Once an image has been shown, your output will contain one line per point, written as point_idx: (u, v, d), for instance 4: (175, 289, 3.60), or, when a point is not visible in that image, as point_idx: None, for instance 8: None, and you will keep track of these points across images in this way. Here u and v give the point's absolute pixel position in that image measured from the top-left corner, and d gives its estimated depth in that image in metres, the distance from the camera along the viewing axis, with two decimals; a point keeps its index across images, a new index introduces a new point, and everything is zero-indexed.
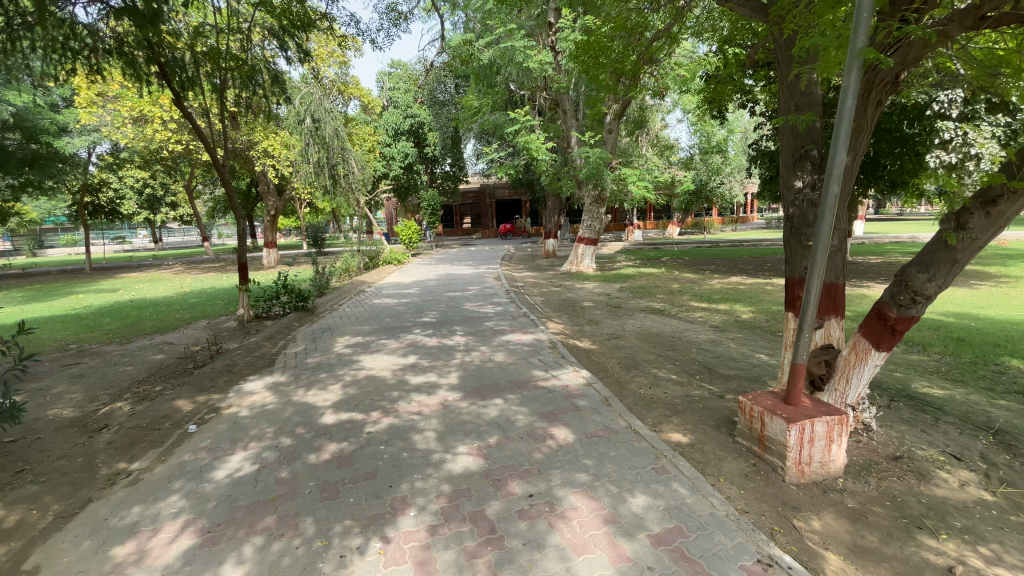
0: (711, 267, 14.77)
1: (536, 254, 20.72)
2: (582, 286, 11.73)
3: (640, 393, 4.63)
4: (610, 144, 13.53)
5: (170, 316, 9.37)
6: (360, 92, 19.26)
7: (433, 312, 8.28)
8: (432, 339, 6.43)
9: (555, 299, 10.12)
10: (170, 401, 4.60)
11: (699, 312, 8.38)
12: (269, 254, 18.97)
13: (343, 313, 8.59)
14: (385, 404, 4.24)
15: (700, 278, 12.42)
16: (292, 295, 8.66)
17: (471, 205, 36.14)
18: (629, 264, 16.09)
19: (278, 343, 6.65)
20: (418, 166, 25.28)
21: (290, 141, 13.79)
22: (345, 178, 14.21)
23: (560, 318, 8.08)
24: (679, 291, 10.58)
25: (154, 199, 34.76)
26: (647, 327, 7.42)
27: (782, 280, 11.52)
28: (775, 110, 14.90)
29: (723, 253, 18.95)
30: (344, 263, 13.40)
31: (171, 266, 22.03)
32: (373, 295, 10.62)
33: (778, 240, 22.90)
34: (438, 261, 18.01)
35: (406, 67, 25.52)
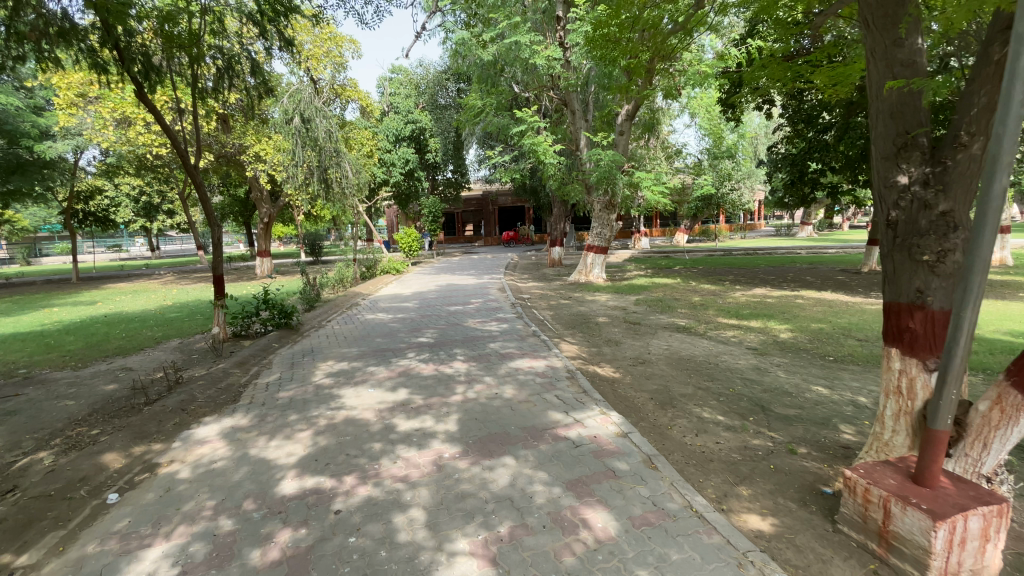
0: (730, 277, 13.85)
1: (542, 263, 19.80)
2: (594, 299, 10.78)
3: (688, 445, 3.65)
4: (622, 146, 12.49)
5: (140, 334, 8.43)
6: (358, 95, 18.45)
7: (430, 331, 7.33)
8: (428, 366, 5.47)
9: (566, 314, 9.17)
10: (98, 455, 3.67)
11: (730, 330, 7.42)
12: (262, 264, 18.12)
13: (331, 331, 7.65)
14: (364, 463, 3.30)
15: (720, 290, 11.46)
16: (275, 311, 7.71)
17: (473, 212, 35.31)
18: (641, 274, 15.14)
19: (249, 371, 5.71)
20: (419, 173, 24.46)
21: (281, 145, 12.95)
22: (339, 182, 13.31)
23: (575, 338, 7.12)
24: (702, 305, 9.63)
25: (150, 206, 34.01)
26: (675, 350, 6.46)
27: (812, 294, 10.54)
28: (796, 109, 14.05)
29: (738, 261, 18.02)
30: (338, 274, 12.49)
31: (162, 276, 21.16)
32: (367, 309, 9.70)
33: (794, 248, 21.92)
34: (439, 271, 17.11)
35: (406, 70, 24.76)
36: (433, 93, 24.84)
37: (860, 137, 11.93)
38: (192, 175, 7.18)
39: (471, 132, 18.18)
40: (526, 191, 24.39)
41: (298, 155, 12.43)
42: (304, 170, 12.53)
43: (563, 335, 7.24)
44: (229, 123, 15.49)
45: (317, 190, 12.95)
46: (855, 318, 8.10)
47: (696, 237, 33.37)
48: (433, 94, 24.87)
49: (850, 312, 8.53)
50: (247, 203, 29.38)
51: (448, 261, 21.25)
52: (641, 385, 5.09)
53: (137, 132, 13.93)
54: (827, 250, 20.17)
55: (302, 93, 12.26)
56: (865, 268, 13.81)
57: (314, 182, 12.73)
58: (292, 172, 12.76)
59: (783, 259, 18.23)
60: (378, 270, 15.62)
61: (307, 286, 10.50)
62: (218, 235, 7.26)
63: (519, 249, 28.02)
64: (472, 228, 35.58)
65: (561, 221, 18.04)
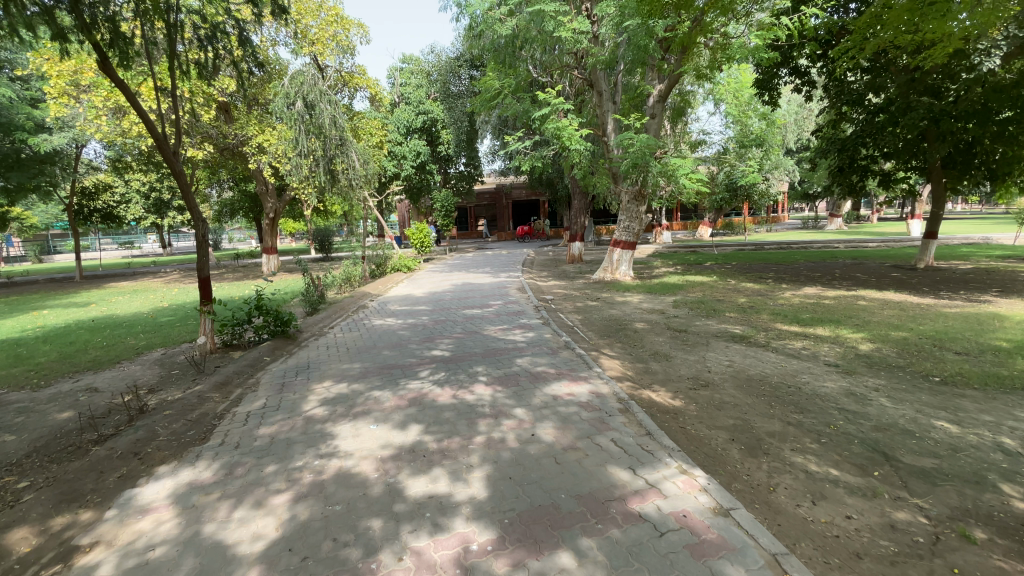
0: (770, 274, 12.68)
1: (560, 259, 18.73)
2: (627, 300, 9.70)
3: (813, 526, 2.59)
4: (654, 131, 11.47)
5: (122, 343, 7.51)
6: (367, 83, 17.45)
7: (445, 341, 6.32)
8: (444, 391, 4.43)
9: (597, 319, 8.10)
10: (5, 531, 2.71)
11: (797, 341, 6.31)
12: (268, 261, 17.30)
13: (333, 341, 6.69)
14: (356, 560, 2.29)
15: (765, 290, 10.31)
16: (267, 317, 6.68)
17: (487, 206, 34.30)
18: (671, 271, 14.02)
19: (231, 395, 4.74)
20: (431, 166, 23.48)
21: (284, 133, 12.03)
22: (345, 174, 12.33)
23: (614, 350, 6.04)
24: (750, 307, 8.50)
25: (160, 202, 33.58)
26: (740, 369, 5.36)
27: (873, 294, 9.37)
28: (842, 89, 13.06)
29: (773, 256, 16.79)
30: (345, 273, 11.55)
31: (168, 273, 20.47)
32: (377, 312, 8.76)
33: (830, 241, 20.61)
34: (453, 268, 16.12)
35: (416, 59, 23.70)
36: (445, 81, 23.69)
37: (922, 118, 10.54)
38: (171, 161, 6.13)
39: (485, 120, 17.12)
40: (543, 184, 23.30)
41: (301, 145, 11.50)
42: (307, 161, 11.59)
43: (600, 346, 6.19)
44: (230, 112, 14.56)
45: (322, 183, 12.01)
46: (939, 325, 6.91)
47: (719, 232, 31.97)
48: (445, 82, 23.66)
49: (931, 318, 7.36)
50: (256, 199, 28.66)
51: (462, 257, 20.28)
52: (712, 420, 4.03)
53: (132, 123, 13.07)
54: (867, 244, 18.80)
55: (303, 74, 11.28)
56: (922, 263, 12.57)
57: (318, 173, 11.77)
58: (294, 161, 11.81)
59: (821, 254, 16.93)
60: (388, 268, 14.67)
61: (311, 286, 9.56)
62: (203, 231, 6.28)
63: (535, 244, 26.98)
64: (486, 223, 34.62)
65: (583, 214, 16.91)
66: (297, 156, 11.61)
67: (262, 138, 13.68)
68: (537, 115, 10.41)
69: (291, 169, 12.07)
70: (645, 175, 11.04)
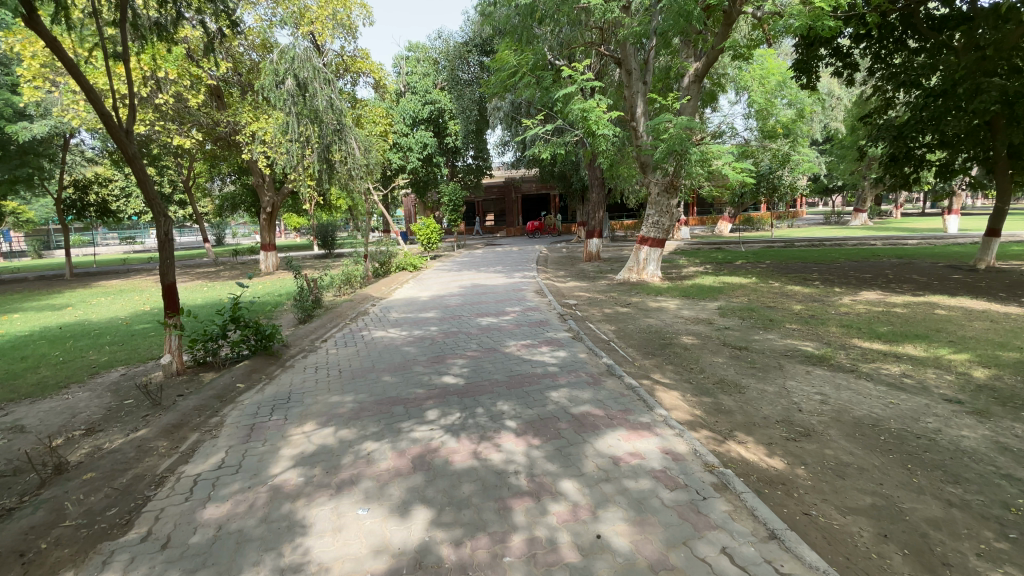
0: (814, 275, 11.45)
1: (576, 256, 17.57)
2: (662, 305, 8.53)
3: None
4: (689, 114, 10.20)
5: (81, 358, 6.43)
6: (371, 67, 16.23)
7: (459, 362, 5.15)
8: (461, 444, 3.27)
9: (634, 329, 6.92)
10: None
11: (893, 366, 5.10)
12: (266, 259, 16.26)
13: (324, 360, 5.56)
14: None
15: (818, 294, 9.08)
16: (246, 330, 5.49)
17: (495, 200, 33.13)
18: (702, 270, 12.82)
19: (182, 445, 3.62)
20: (438, 158, 22.37)
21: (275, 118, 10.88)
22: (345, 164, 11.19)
23: (668, 378, 4.85)
24: (812, 317, 7.27)
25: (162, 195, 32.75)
26: (840, 408, 4.14)
27: (948, 301, 8.12)
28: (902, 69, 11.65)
29: (807, 254, 15.54)
30: (345, 273, 10.44)
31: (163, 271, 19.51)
32: (379, 320, 7.65)
33: (864, 238, 19.30)
34: (462, 266, 15.01)
35: (422, 45, 22.42)
36: (453, 68, 22.10)
37: (996, 101, 9.12)
38: (121, 144, 4.98)
39: (497, 106, 15.88)
40: (556, 177, 22.12)
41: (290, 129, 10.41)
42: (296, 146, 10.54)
43: (650, 371, 4.99)
44: (223, 98, 13.47)
45: (311, 171, 10.89)
46: None
47: (739, 227, 30.59)
48: (452, 68, 22.04)
49: None
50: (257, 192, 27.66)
51: (471, 254, 19.15)
52: (842, 499, 2.84)
53: None
54: (906, 241, 17.46)
55: (296, 49, 10.12)
56: (983, 264, 11.31)
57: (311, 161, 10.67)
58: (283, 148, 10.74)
59: (860, 252, 15.66)
60: (393, 266, 13.57)
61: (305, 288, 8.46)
62: (166, 227, 5.18)
63: (547, 240, 25.82)
64: (494, 217, 33.49)
65: (602, 209, 15.68)
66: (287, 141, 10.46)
67: (249, 123, 12.55)
68: (559, 94, 9.14)
69: (284, 158, 10.93)
70: (680, 161, 9.81)
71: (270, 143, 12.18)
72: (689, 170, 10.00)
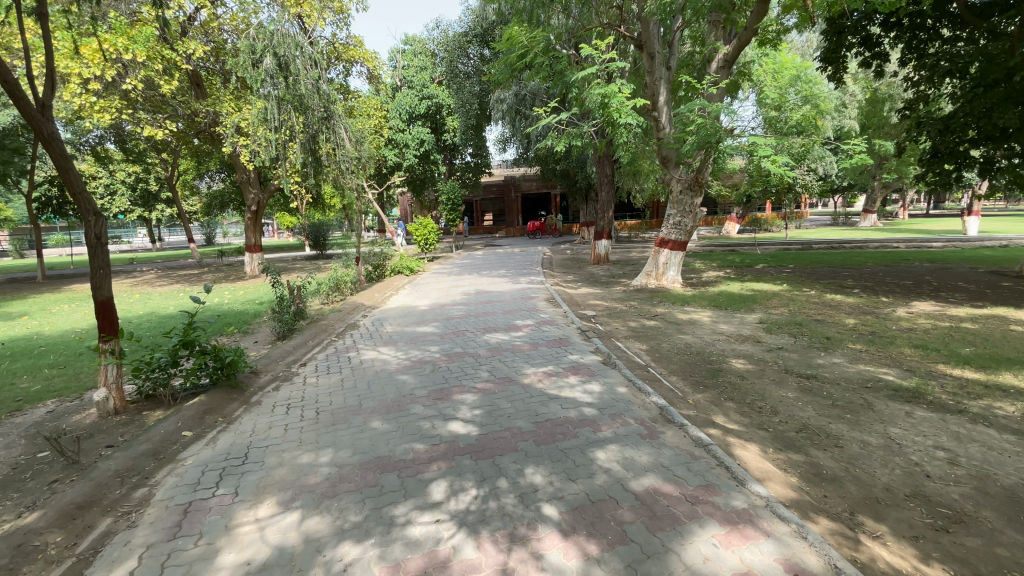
0: (849, 282, 10.48)
1: (582, 259, 16.55)
2: (695, 317, 7.51)
3: None
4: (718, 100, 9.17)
5: (9, 386, 5.30)
6: (365, 55, 15.13)
7: (469, 396, 4.09)
8: (483, 555, 2.21)
9: (671, 349, 5.90)
10: None
11: (1012, 406, 4.11)
12: (251, 261, 15.13)
13: (299, 394, 4.46)
14: None
15: (866, 305, 8.10)
16: (202, 356, 4.38)
17: (494, 199, 32.08)
18: (723, 275, 11.82)
19: (82, 541, 2.52)
20: (436, 156, 21.30)
21: (254, 104, 9.73)
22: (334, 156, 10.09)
23: (736, 423, 3.82)
24: (873, 335, 6.28)
25: (147, 193, 31.47)
26: (978, 474, 3.14)
27: (1019, 314, 7.16)
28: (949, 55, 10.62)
29: (830, 258, 14.57)
30: (334, 278, 9.36)
31: (142, 273, 18.32)
32: (369, 335, 6.56)
33: (884, 240, 18.40)
34: (462, 270, 13.93)
35: (419, 37, 21.23)
36: (452, 60, 20.73)
37: None
38: (34, 122, 3.86)
39: (500, 98, 14.73)
40: (558, 175, 21.10)
41: (270, 116, 9.35)
42: (276, 135, 9.47)
43: (711, 413, 3.97)
44: (203, 87, 12.37)
45: (297, 164, 9.87)
46: None
47: (745, 228, 29.67)
48: (451, 60, 20.70)
49: None
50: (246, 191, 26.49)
51: (471, 256, 18.08)
52: None
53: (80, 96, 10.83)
54: (931, 244, 16.55)
55: (276, 25, 9.02)
56: None
57: (297, 149, 9.63)
58: (260, 136, 9.69)
59: (885, 255, 14.71)
60: (388, 270, 12.49)
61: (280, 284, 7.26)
62: (96, 227, 4.14)
63: (549, 240, 24.73)
64: (493, 217, 32.42)
65: (611, 208, 14.68)
66: (271, 124, 9.40)
67: (228, 111, 11.39)
68: (577, 75, 8.05)
69: (266, 150, 9.83)
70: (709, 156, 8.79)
71: (248, 131, 10.96)
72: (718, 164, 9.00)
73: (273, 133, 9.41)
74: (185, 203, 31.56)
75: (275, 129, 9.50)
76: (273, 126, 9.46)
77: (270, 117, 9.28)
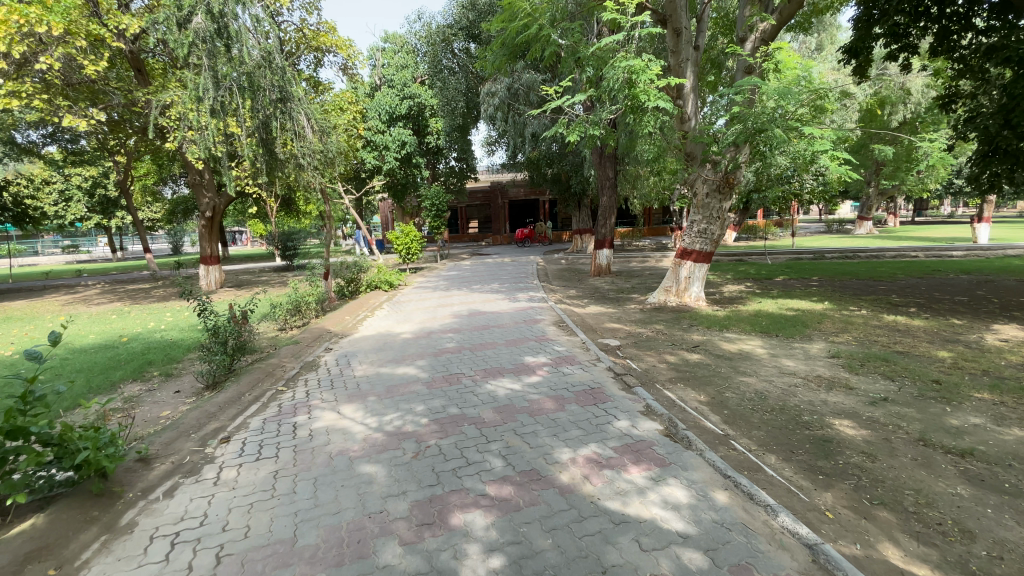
0: (894, 298, 9.19)
1: (580, 270, 15.07)
2: (747, 348, 6.04)
3: None
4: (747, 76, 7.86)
5: None
6: (337, 42, 13.31)
7: (481, 516, 2.50)
8: None
9: (742, 400, 4.39)
10: None
11: None
12: (207, 274, 13.20)
13: (201, 509, 2.76)
14: None
15: (943, 330, 6.75)
16: (41, 451, 2.64)
17: (479, 206, 30.55)
18: (748, 290, 10.44)
19: None
20: (418, 159, 19.78)
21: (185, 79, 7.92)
22: (291, 148, 8.37)
23: (931, 565, 2.31)
24: (992, 377, 4.86)
25: (106, 199, 29.23)
26: None
27: None
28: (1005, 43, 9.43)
29: (851, 268, 13.35)
30: (296, 299, 7.65)
31: (88, 287, 16.29)
32: (331, 380, 4.87)
33: (899, 249, 17.33)
34: (449, 283, 12.35)
35: (400, 34, 19.84)
36: (435, 54, 18.76)
37: None
38: None
39: (492, 91, 13.26)
40: (549, 180, 19.68)
41: (204, 93, 7.71)
42: (210, 118, 7.85)
43: (878, 544, 2.45)
44: (144, 73, 10.85)
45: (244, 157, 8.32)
46: None
47: (742, 235, 28.62)
48: (435, 55, 18.79)
49: None
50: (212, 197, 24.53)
51: (458, 267, 16.46)
52: None
53: None
54: (951, 253, 15.51)
55: None
56: None
57: (248, 138, 8.20)
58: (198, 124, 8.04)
59: (910, 265, 13.54)
60: (364, 285, 10.80)
61: (215, 311, 5.46)
62: None
63: (540, 250, 23.30)
64: (478, 225, 30.85)
65: (613, 214, 13.23)
66: (219, 111, 7.92)
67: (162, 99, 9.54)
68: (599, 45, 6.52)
69: (201, 138, 8.03)
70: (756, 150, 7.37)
71: (179, 117, 9.03)
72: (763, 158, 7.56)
73: (207, 117, 7.81)
74: (147, 210, 29.34)
75: (210, 109, 7.84)
76: (215, 112, 7.88)
77: (207, 99, 7.70)
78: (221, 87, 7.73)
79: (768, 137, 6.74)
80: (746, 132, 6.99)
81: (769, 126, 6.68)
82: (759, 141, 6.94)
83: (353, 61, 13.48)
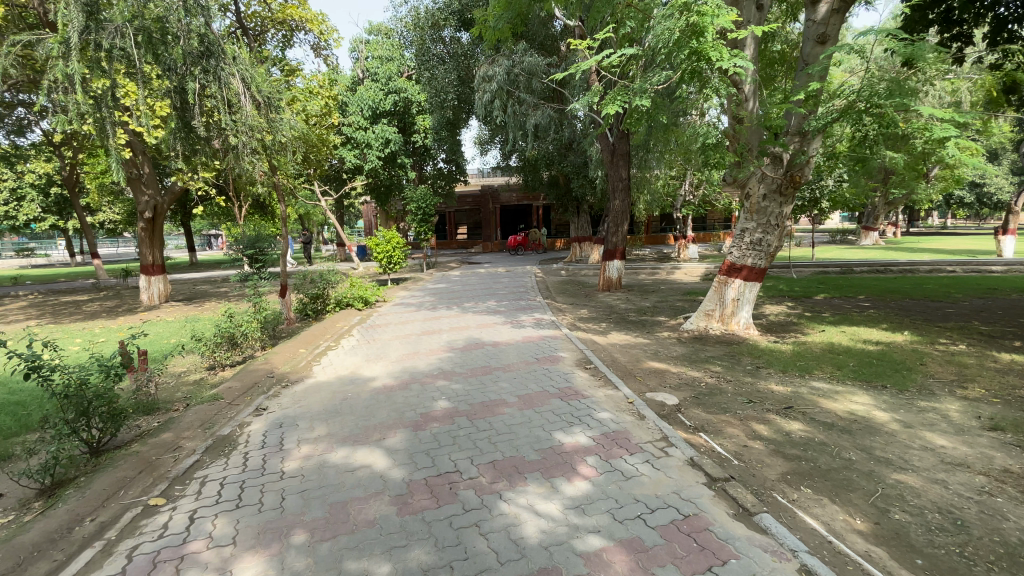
0: (980, 325, 7.55)
1: (585, 284, 13.32)
2: (858, 409, 4.30)
3: None
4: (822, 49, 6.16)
5: None
6: (308, 15, 11.13)
7: None
8: None
9: (929, 533, 2.65)
10: None
11: None
12: (150, 286, 11.09)
13: None
14: None
15: None
16: None
17: (469, 210, 28.79)
18: (794, 312, 8.76)
19: None
20: (404, 158, 17.96)
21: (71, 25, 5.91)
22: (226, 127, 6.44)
23: None
24: None
25: (63, 199, 26.90)
26: None
27: None
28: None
29: (893, 285, 11.77)
30: (238, 325, 5.73)
31: (17, 299, 14.04)
32: (239, 485, 2.96)
33: (929, 262, 15.87)
34: (437, 299, 10.47)
35: (386, 27, 18.10)
36: (423, 41, 16.83)
37: None
38: None
39: (488, 75, 11.46)
40: (546, 183, 17.95)
41: (67, 33, 5.72)
42: (80, 61, 5.78)
43: None
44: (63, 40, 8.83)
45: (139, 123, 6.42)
46: None
47: None
48: (422, 43, 16.93)
49: None
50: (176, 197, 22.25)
51: (446, 279, 14.61)
52: None
53: None
54: (992, 270, 14.06)
55: None
56: None
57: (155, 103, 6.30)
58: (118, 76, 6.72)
59: (958, 282, 12.00)
60: (332, 303, 8.86)
61: (76, 364, 3.54)
62: None
63: (535, 259, 21.60)
64: (467, 231, 29.00)
65: (626, 221, 11.50)
66: (93, 57, 5.91)
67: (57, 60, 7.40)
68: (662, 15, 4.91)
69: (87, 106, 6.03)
70: (856, 137, 5.63)
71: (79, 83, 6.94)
72: (855, 146, 5.83)
73: (73, 56, 5.70)
74: (107, 211, 26.97)
75: (79, 51, 5.86)
76: (96, 62, 5.97)
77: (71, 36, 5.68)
78: (111, 27, 5.89)
79: (885, 118, 4.97)
80: (851, 108, 5.24)
81: (893, 98, 4.87)
82: (868, 122, 5.18)
83: (326, 40, 11.48)
